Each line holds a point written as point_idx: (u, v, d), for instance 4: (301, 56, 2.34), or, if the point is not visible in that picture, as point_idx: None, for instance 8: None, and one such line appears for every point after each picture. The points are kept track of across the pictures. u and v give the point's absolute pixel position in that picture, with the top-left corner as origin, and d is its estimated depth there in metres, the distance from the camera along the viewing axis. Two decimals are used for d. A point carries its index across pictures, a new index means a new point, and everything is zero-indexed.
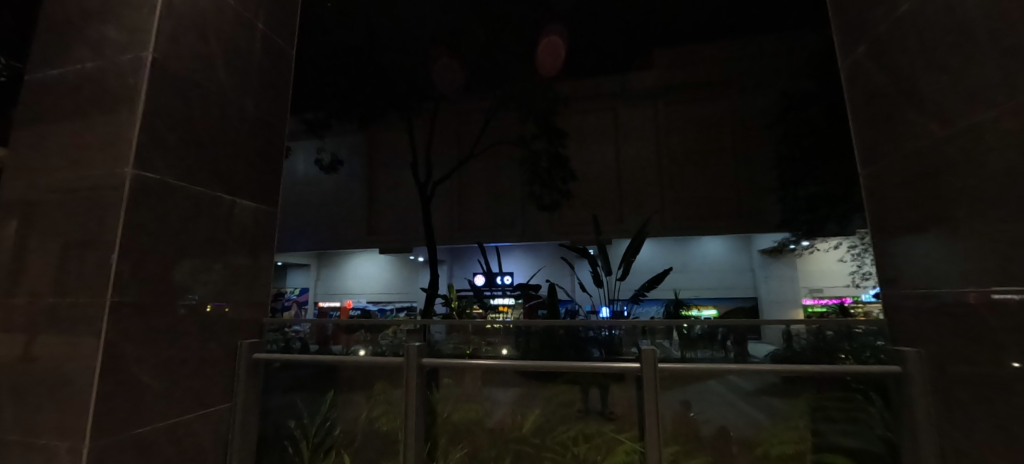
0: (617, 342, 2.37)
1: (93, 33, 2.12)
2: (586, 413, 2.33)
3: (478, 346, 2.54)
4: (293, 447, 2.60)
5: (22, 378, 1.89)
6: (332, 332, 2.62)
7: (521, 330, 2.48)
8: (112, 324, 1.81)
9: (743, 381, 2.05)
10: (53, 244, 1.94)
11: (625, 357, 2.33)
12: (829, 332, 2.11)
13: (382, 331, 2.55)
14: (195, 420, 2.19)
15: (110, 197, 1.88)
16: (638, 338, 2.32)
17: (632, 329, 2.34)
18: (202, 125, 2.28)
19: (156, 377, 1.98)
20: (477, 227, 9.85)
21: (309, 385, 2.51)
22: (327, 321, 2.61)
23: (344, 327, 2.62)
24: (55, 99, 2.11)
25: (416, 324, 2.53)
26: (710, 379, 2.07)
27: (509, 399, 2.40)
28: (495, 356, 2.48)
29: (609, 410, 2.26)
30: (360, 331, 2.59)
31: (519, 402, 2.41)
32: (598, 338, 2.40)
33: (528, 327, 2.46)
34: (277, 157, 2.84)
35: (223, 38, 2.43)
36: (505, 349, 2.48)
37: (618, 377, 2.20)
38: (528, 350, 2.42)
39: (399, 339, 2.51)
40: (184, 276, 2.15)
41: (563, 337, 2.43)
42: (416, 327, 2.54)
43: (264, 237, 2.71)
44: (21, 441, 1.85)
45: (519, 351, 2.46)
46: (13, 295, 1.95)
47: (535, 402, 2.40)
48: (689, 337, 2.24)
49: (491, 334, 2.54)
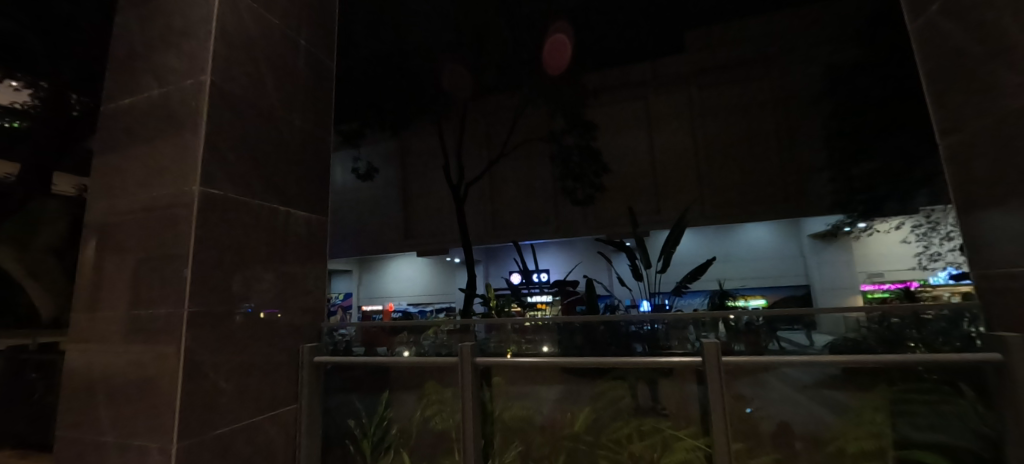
0: (660, 336, 2.40)
1: (158, 63, 2.28)
2: (638, 411, 2.26)
3: (518, 345, 2.52)
4: (354, 445, 2.63)
5: (113, 384, 2.05)
6: (376, 334, 2.64)
7: (561, 327, 2.51)
8: (191, 333, 1.94)
9: (800, 374, 1.97)
10: (133, 261, 2.10)
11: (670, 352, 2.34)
12: (895, 321, 2.06)
13: (425, 332, 2.57)
14: (266, 421, 2.31)
15: (181, 214, 2.02)
16: (684, 329, 2.34)
17: (676, 323, 2.37)
18: (258, 141, 2.40)
19: (230, 381, 2.11)
20: (511, 226, 9.89)
21: (365, 386, 2.58)
22: (369, 324, 2.64)
23: (387, 329, 2.65)
24: (126, 127, 2.29)
25: (456, 324, 2.53)
26: (763, 372, 2.00)
27: (556, 395, 2.34)
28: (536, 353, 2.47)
29: (660, 404, 2.21)
30: (404, 332, 2.62)
31: (566, 398, 2.35)
32: (640, 333, 2.41)
33: (568, 323, 2.50)
34: (325, 169, 2.94)
35: (272, 56, 2.55)
36: (546, 346, 2.48)
37: (666, 373, 2.18)
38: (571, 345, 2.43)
39: (441, 339, 2.54)
40: (245, 286, 2.25)
41: (604, 332, 2.44)
42: (458, 325, 2.52)
43: (318, 245, 2.82)
44: (115, 443, 2.00)
45: (561, 349, 2.45)
46: (104, 310, 2.13)
47: (581, 399, 2.33)
48: (737, 328, 2.22)
49: (529, 333, 2.54)
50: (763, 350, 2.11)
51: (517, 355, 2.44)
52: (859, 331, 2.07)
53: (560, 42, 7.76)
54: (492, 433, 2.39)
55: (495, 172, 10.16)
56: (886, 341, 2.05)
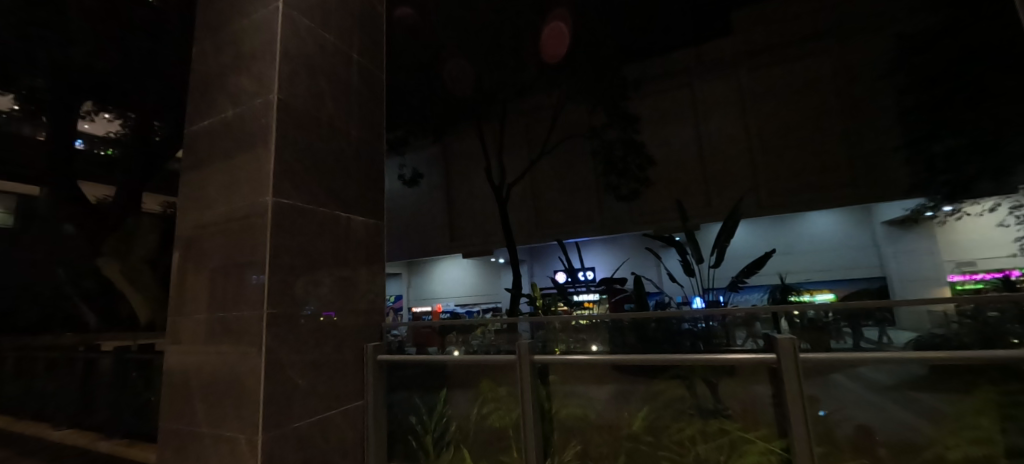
0: (716, 333, 2.21)
1: (232, 86, 2.48)
2: (697, 412, 2.13)
3: (567, 343, 2.44)
4: (417, 441, 2.68)
5: (204, 381, 2.26)
6: (426, 335, 2.71)
7: (611, 325, 2.37)
8: (271, 333, 2.10)
9: (879, 373, 1.73)
10: (218, 268, 2.30)
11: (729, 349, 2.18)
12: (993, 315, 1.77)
13: (472, 331, 2.65)
14: (337, 416, 2.45)
15: (256, 223, 2.19)
16: (742, 328, 2.19)
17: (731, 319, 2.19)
18: (320, 153, 2.55)
19: (304, 378, 2.26)
20: (554, 224, 9.83)
21: (423, 383, 2.62)
22: (418, 325, 2.72)
23: (437, 330, 2.71)
24: (206, 147, 2.51)
25: (502, 324, 2.56)
26: (833, 372, 1.74)
27: (608, 396, 2.25)
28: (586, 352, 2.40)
29: (723, 407, 2.06)
30: (451, 333, 2.69)
31: (620, 398, 2.26)
32: (695, 331, 2.23)
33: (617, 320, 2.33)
34: (380, 176, 3.07)
35: (328, 72, 2.70)
36: (595, 345, 2.41)
37: (729, 371, 2.00)
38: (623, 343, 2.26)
39: (488, 339, 2.63)
40: (313, 290, 2.40)
41: (655, 329, 2.28)
42: (507, 324, 2.56)
43: (376, 249, 2.95)
44: (208, 434, 2.20)
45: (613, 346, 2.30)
46: (194, 314, 2.35)
47: (635, 399, 2.23)
48: (803, 324, 2.13)
49: (579, 331, 2.43)
50: (853, 347, 2.02)
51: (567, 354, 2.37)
52: (947, 328, 1.88)
53: (560, 29, 7.45)
54: (552, 435, 2.30)
55: (536, 171, 10.15)
56: (986, 340, 1.80)
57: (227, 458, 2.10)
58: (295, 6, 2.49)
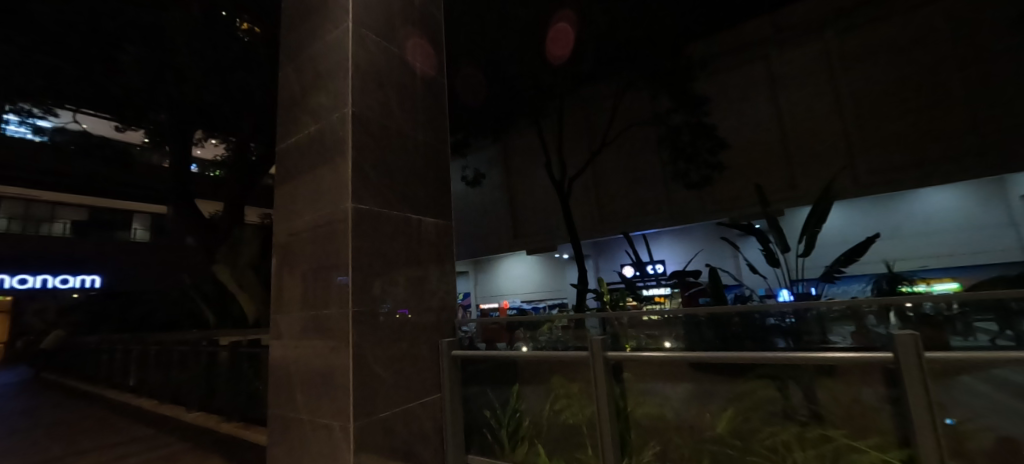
0: (807, 328, 1.91)
1: (312, 103, 2.72)
2: (790, 415, 1.86)
3: (637, 340, 2.28)
4: (492, 434, 2.73)
5: (301, 371, 2.50)
6: (495, 331, 2.75)
7: (688, 320, 2.14)
8: (356, 330, 2.28)
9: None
10: (308, 270, 2.54)
11: (822, 347, 1.88)
12: None
13: (540, 328, 2.61)
14: (417, 407, 2.59)
15: (338, 228, 2.38)
16: (840, 324, 1.83)
17: (825, 313, 1.86)
18: (390, 159, 2.70)
19: (386, 371, 2.42)
20: (619, 217, 9.54)
21: (496, 378, 2.67)
22: (487, 321, 2.77)
23: (504, 327, 2.72)
24: (293, 160, 2.78)
25: (570, 320, 2.50)
26: (962, 374, 1.48)
27: (686, 396, 2.08)
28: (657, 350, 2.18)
29: (816, 408, 1.81)
30: (519, 329, 2.66)
31: (698, 397, 2.07)
32: (782, 326, 1.95)
33: (693, 315, 2.12)
34: (446, 177, 3.16)
35: (395, 82, 2.85)
36: (668, 342, 2.16)
37: (827, 371, 1.74)
38: (700, 341, 2.07)
39: (557, 335, 2.57)
40: (389, 288, 2.54)
41: (738, 325, 2.04)
42: (573, 320, 2.46)
43: (446, 248, 3.06)
44: (306, 419, 2.44)
45: (688, 344, 2.11)
46: (291, 312, 2.62)
47: (717, 399, 2.03)
48: (921, 320, 1.66)
49: (649, 327, 2.24)
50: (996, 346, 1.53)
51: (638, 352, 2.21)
52: None
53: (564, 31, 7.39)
54: (632, 437, 2.22)
55: (598, 164, 9.92)
56: None
57: (324, 442, 2.32)
58: (363, 24, 2.66)
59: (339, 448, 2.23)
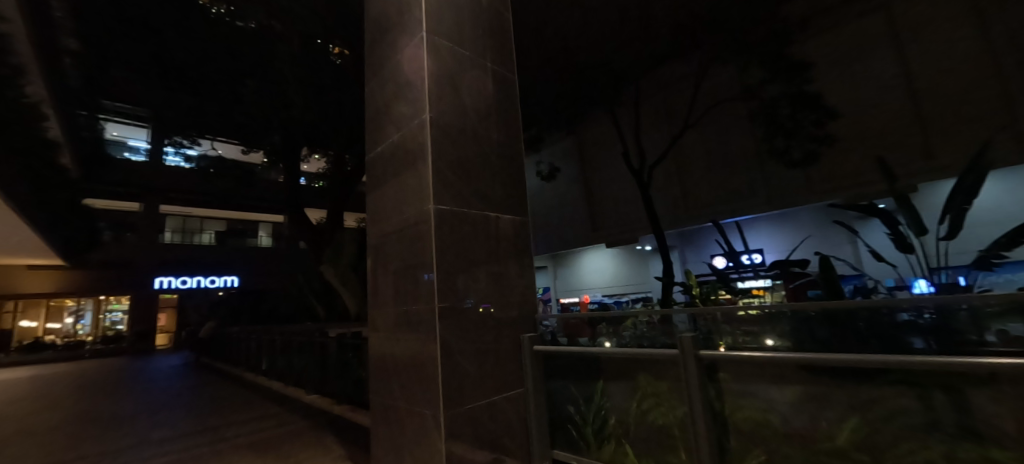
0: (954, 327, 1.52)
1: (394, 114, 2.91)
2: (936, 431, 1.53)
3: (733, 337, 2.03)
4: (577, 429, 2.69)
5: (396, 363, 2.71)
6: (577, 325, 2.70)
7: (796, 317, 1.89)
8: (442, 324, 2.40)
9: None
10: (398, 269, 2.73)
11: (976, 352, 1.50)
12: None
13: (623, 322, 2.49)
14: (502, 401, 2.66)
15: (423, 228, 2.53)
16: (1002, 321, 1.42)
17: (982, 312, 1.46)
18: (467, 160, 2.79)
19: (471, 364, 2.52)
20: (707, 204, 8.81)
21: (579, 374, 2.64)
22: (569, 316, 2.73)
23: (586, 321, 2.66)
24: (381, 168, 3.00)
25: (655, 315, 2.31)
26: None
27: (797, 401, 1.81)
28: (758, 349, 1.97)
29: (971, 423, 1.46)
30: (601, 324, 2.58)
31: (812, 404, 1.78)
32: (916, 324, 1.61)
33: (802, 311, 1.85)
34: (521, 173, 3.19)
35: (468, 84, 2.93)
36: (771, 340, 1.94)
37: (986, 380, 1.40)
38: (809, 339, 1.86)
39: (641, 330, 2.43)
40: (471, 284, 2.63)
41: (865, 325, 1.73)
42: (660, 316, 2.30)
43: (524, 244, 3.08)
44: (402, 407, 2.64)
45: (797, 343, 1.89)
46: (385, 306, 2.85)
47: (835, 407, 1.73)
48: None
49: (747, 322, 1.99)
50: None
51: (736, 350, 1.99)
52: None
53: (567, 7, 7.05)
54: (730, 446, 1.96)
55: (681, 149, 9.28)
56: None
57: (418, 429, 2.48)
58: (435, 32, 2.78)
59: (431, 435, 2.38)
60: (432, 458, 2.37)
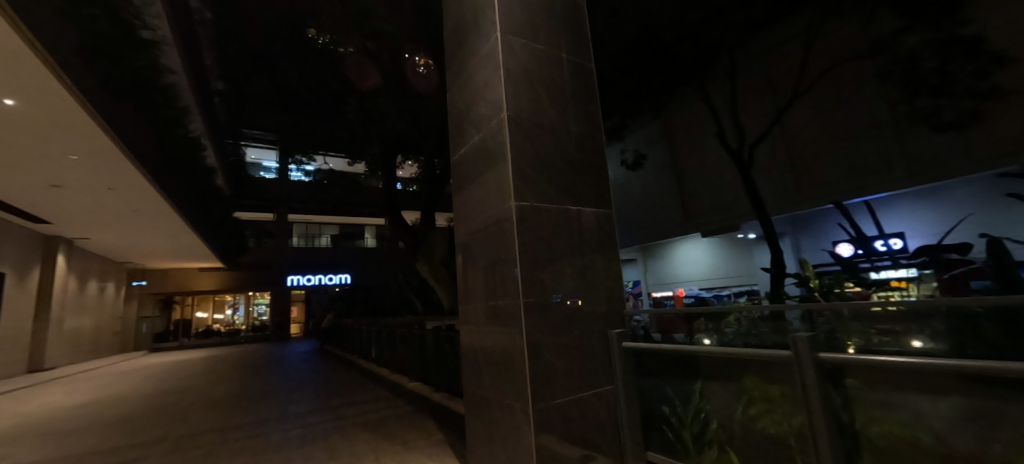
0: None
1: (475, 116, 3.01)
2: None
3: (868, 336, 1.79)
4: (672, 432, 2.52)
5: (486, 355, 2.82)
6: (672, 321, 2.56)
7: (956, 314, 1.51)
8: (528, 319, 2.44)
9: None
10: (485, 266, 2.84)
11: None
12: None
13: (724, 319, 2.31)
14: (591, 397, 2.62)
15: (506, 226, 2.59)
16: None
17: None
18: (547, 155, 2.78)
19: (558, 360, 2.52)
20: (824, 184, 7.65)
21: (671, 374, 2.46)
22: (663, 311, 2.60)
23: (682, 316, 2.51)
24: (465, 169, 3.13)
25: (765, 310, 2.11)
26: None
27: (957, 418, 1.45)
28: (900, 351, 1.70)
29: None
30: (699, 319, 2.44)
31: (980, 425, 1.40)
32: None
33: (964, 308, 1.47)
34: (603, 164, 3.09)
35: (545, 78, 2.91)
36: (918, 341, 1.64)
37: None
38: (970, 342, 1.48)
39: (746, 327, 2.23)
40: (556, 279, 2.63)
41: None
42: (771, 312, 2.11)
43: (609, 237, 2.98)
44: (493, 398, 2.73)
45: (952, 346, 1.55)
46: (474, 301, 2.97)
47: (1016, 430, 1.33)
48: None
49: (883, 320, 1.71)
50: None
51: (868, 351, 1.75)
52: None
53: None
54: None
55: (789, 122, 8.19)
56: None
57: (509, 421, 2.55)
58: (511, 31, 2.80)
59: (522, 427, 2.42)
60: (523, 451, 2.42)
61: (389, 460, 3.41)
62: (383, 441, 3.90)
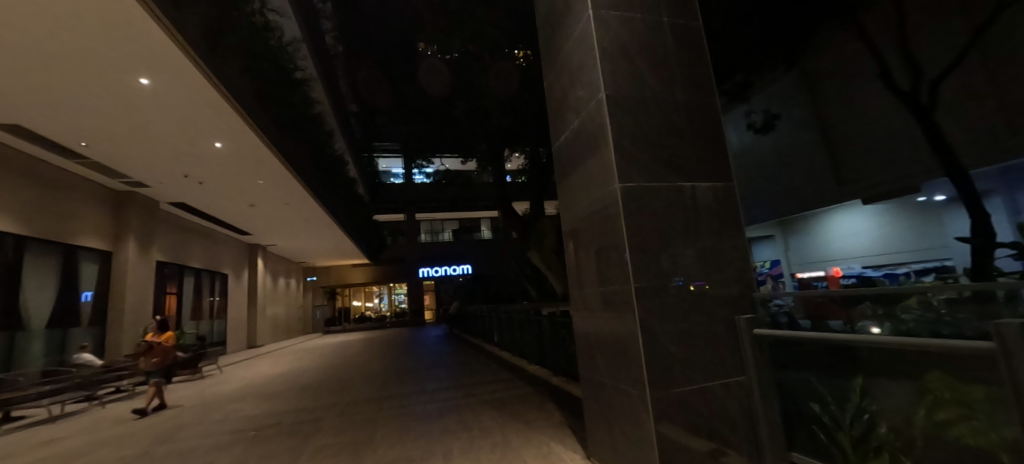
0: None
1: (573, 101, 2.97)
2: None
3: None
4: (825, 434, 2.13)
5: (600, 341, 2.79)
6: (824, 305, 2.07)
7: None
8: (640, 305, 2.35)
9: None
10: (595, 251, 2.81)
11: None
12: None
13: (900, 302, 1.71)
14: (719, 389, 2.41)
15: (612, 210, 2.52)
16: None
17: None
18: (653, 131, 2.61)
19: (678, 347, 2.37)
20: None
21: (819, 366, 2.09)
22: (812, 293, 2.10)
23: (840, 300, 2.00)
24: (567, 155, 3.13)
25: (962, 289, 1.44)
26: None
27: None
28: None
29: None
30: (864, 303, 1.88)
31: None
32: None
33: None
34: (721, 133, 2.77)
35: (646, 49, 2.72)
36: None
37: None
38: None
39: (933, 311, 1.60)
40: (670, 262, 2.47)
41: None
42: (974, 293, 1.43)
43: (733, 213, 2.67)
44: (608, 384, 2.71)
45: None
46: (586, 288, 2.96)
47: None
48: None
49: None
50: None
51: None
52: None
53: None
54: None
55: None
56: None
57: (626, 408, 2.50)
58: (603, 5, 2.68)
59: (641, 416, 2.36)
60: (643, 440, 2.36)
61: (514, 436, 3.64)
62: (508, 418, 4.18)
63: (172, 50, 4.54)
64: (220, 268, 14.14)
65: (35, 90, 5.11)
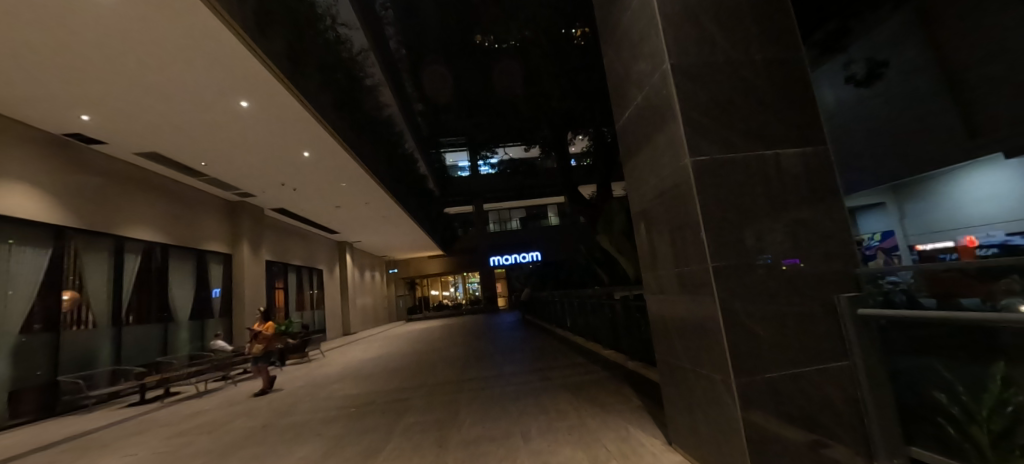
0: None
1: (635, 75, 2.83)
2: None
3: None
4: (954, 427, 1.84)
5: (677, 324, 2.68)
6: (946, 280, 1.73)
7: None
8: (720, 286, 2.21)
9: None
10: (667, 232, 2.69)
11: None
12: None
13: None
14: (817, 376, 2.20)
15: (684, 186, 2.38)
16: None
17: None
18: (727, 98, 2.40)
19: (767, 330, 2.20)
20: None
21: (941, 351, 1.80)
22: (933, 266, 1.77)
23: (972, 272, 1.60)
24: (632, 133, 3.00)
25: None
26: None
27: None
28: None
29: None
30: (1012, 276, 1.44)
31: None
32: None
33: None
34: (810, 92, 2.47)
35: (715, 8, 2.49)
36: None
37: None
38: None
39: None
40: (753, 239, 2.28)
41: None
42: None
43: (829, 181, 2.38)
44: (688, 368, 2.60)
45: None
46: (659, 269, 2.84)
47: None
48: None
49: None
50: None
51: None
52: None
53: None
54: None
55: None
56: None
57: (709, 393, 2.39)
58: None
59: (725, 401, 2.24)
60: (728, 427, 2.24)
61: (591, 419, 3.65)
62: (585, 402, 4.19)
63: (263, 74, 5.10)
64: (316, 265, 15.77)
65: (164, 121, 6.07)
